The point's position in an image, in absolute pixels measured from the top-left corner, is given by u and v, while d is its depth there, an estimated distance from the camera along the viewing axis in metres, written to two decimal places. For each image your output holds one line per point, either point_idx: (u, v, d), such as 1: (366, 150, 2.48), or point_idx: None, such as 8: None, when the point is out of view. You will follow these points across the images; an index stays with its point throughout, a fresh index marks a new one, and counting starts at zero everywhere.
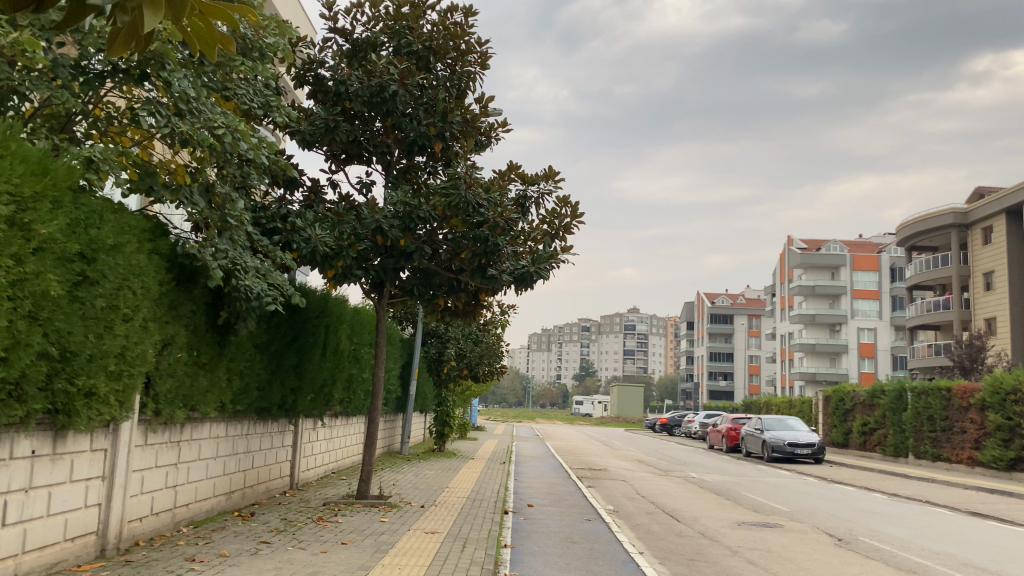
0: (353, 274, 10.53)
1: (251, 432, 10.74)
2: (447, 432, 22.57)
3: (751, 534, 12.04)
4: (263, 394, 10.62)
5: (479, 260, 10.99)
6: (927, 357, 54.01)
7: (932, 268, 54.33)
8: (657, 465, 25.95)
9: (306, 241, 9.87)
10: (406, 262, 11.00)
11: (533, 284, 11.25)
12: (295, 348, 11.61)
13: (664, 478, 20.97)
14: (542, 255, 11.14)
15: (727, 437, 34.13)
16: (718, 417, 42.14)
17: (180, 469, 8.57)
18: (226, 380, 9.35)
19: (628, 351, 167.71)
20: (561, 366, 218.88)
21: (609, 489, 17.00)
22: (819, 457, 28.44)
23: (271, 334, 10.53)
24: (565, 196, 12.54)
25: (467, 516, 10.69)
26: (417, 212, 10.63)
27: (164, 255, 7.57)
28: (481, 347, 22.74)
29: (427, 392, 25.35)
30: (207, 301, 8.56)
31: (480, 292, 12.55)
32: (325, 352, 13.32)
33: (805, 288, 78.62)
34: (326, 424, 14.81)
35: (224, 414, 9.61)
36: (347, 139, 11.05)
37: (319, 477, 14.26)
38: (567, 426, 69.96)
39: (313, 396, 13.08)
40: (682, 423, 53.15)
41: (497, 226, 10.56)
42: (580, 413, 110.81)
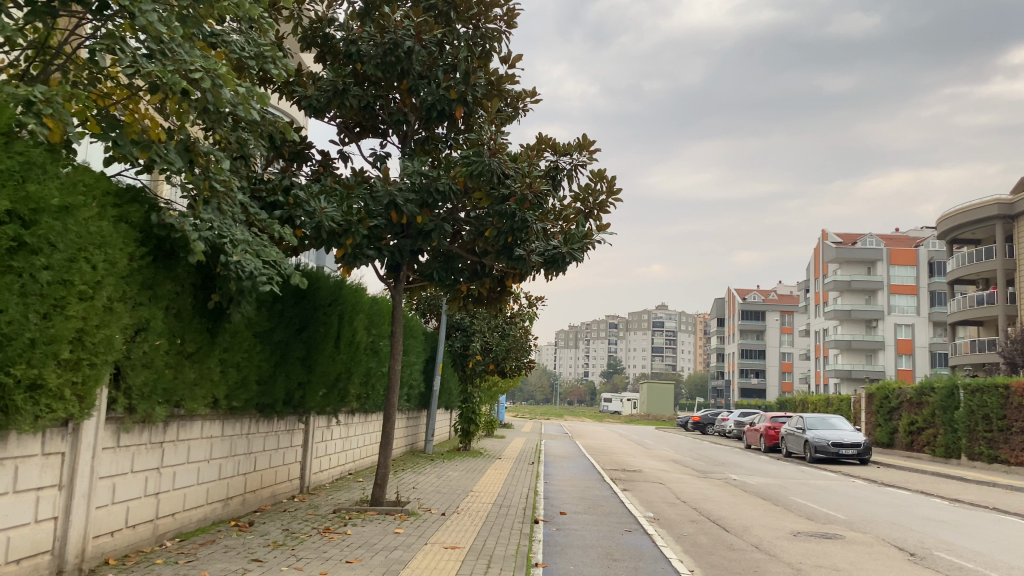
0: (365, 255, 9.37)
1: (253, 431, 9.64)
2: (473, 430, 21.48)
3: (811, 547, 10.72)
4: (265, 390, 9.51)
5: (505, 238, 9.74)
6: (971, 354, 51.95)
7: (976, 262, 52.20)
8: (693, 466, 24.64)
9: (311, 216, 8.71)
10: (425, 241, 9.83)
11: (565, 266, 10.02)
12: (303, 338, 10.50)
13: (704, 481, 19.64)
14: (576, 235, 9.91)
15: (765, 436, 32.67)
16: (754, 416, 40.62)
17: (163, 475, 7.47)
18: (219, 372, 8.23)
19: (657, 348, 165.79)
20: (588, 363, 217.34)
21: (646, 494, 15.75)
22: (865, 458, 26.92)
23: (274, 322, 9.41)
24: (601, 170, 11.22)
25: (492, 527, 9.50)
26: (436, 184, 9.48)
27: (138, 225, 6.47)
28: (508, 341, 21.61)
29: (452, 388, 24.29)
30: (194, 282, 7.45)
31: (507, 276, 11.33)
32: (339, 343, 12.22)
33: (840, 283, 76.53)
34: (342, 421, 13.72)
35: (219, 411, 8.51)
36: (358, 105, 9.85)
37: (333, 479, 13.15)
38: (596, 424, 68.59)
39: (326, 391, 11.99)
40: (715, 422, 51.66)
41: (525, 200, 9.31)
42: (608, 411, 109.30)
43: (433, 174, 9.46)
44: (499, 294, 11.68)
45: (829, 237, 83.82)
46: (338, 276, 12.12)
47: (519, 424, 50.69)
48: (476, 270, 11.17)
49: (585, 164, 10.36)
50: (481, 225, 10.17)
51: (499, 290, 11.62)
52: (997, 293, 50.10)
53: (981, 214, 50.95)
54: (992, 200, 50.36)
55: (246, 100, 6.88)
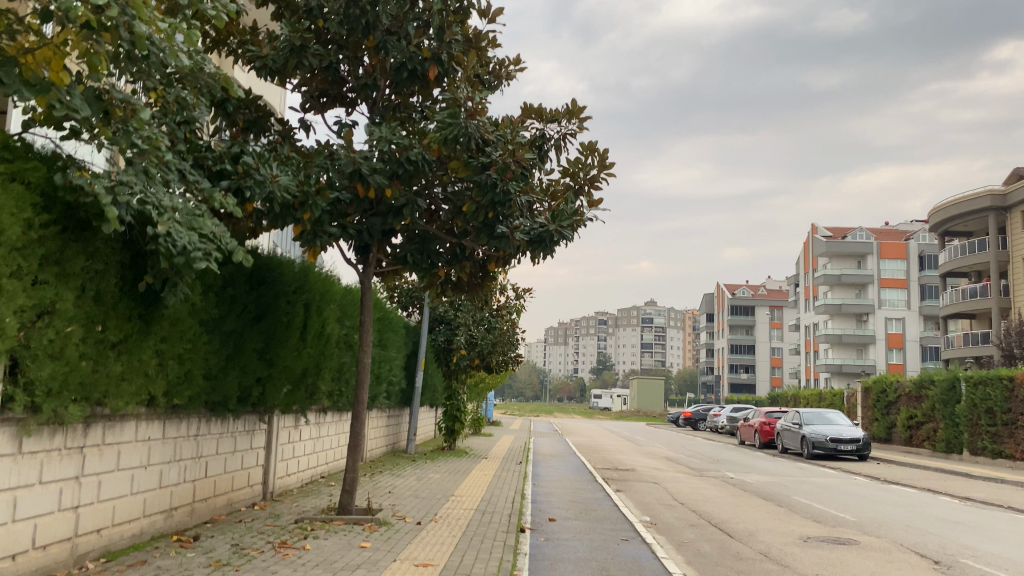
0: (326, 232, 8.33)
1: (203, 433, 8.55)
2: (458, 428, 20.42)
3: (825, 555, 9.72)
4: (215, 386, 8.43)
5: (486, 215, 8.60)
6: (964, 348, 51.28)
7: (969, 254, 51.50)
8: (688, 464, 23.68)
9: (262, 186, 7.63)
10: (395, 219, 8.78)
11: (554, 246, 8.99)
12: (260, 329, 9.43)
13: (701, 480, 18.69)
14: (566, 211, 8.90)
15: (760, 432, 31.76)
16: (747, 411, 39.75)
17: (85, 485, 6.39)
18: (156, 365, 7.16)
19: (646, 344, 165.20)
20: (578, 359, 216.61)
21: (641, 495, 14.75)
22: (864, 454, 26.03)
23: (223, 309, 8.33)
24: (593, 142, 10.18)
25: (473, 538, 8.45)
26: (408, 153, 8.44)
27: (39, 187, 5.39)
28: (494, 335, 20.59)
29: (436, 385, 23.23)
30: (119, 259, 6.38)
31: (490, 260, 10.29)
32: (305, 336, 11.13)
33: (830, 277, 75.85)
34: (312, 420, 12.64)
35: (158, 410, 7.43)
36: (319, 66, 8.81)
37: (302, 484, 12.08)
38: (586, 421, 67.59)
39: (291, 387, 10.91)
40: (707, 418, 50.79)
41: (508, 170, 8.17)
42: (598, 407, 108.47)
43: (405, 141, 8.40)
44: (480, 280, 10.63)
45: (819, 230, 83.22)
46: (304, 261, 11.04)
47: (508, 422, 49.71)
48: (455, 253, 10.14)
49: (575, 134, 9.27)
50: (459, 201, 9.14)
51: (481, 276, 10.57)
52: (990, 286, 49.43)
53: (974, 205, 50.15)
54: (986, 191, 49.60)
55: (174, 40, 5.86)
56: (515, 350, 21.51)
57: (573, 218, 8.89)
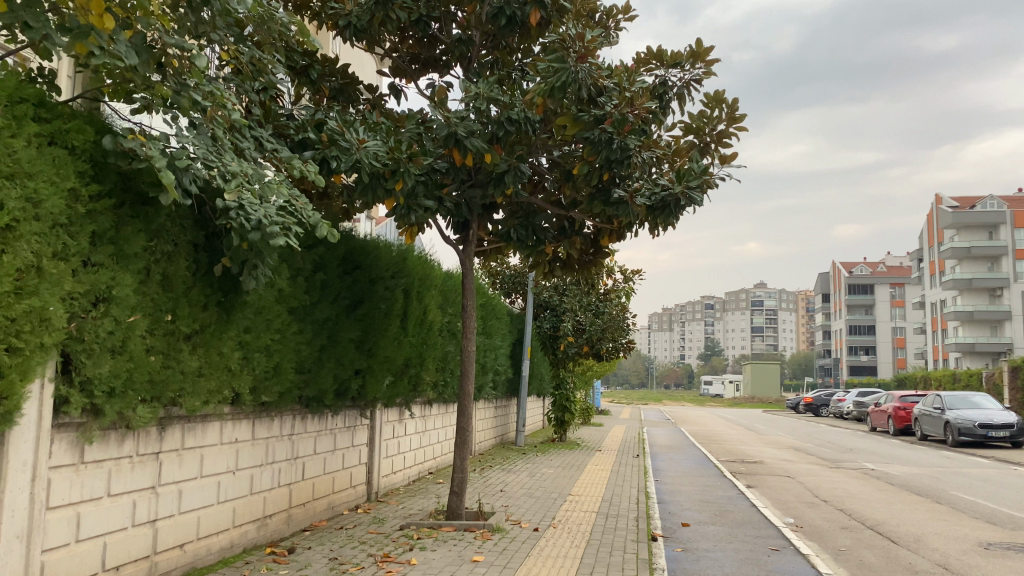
0: (421, 206, 7.31)
1: (298, 432, 7.79)
2: (568, 419, 19.39)
3: (1017, 567, 8.13)
4: (308, 381, 7.63)
5: (600, 177, 7.35)
6: None
7: None
8: (819, 454, 21.88)
9: (348, 153, 6.72)
10: (497, 189, 7.71)
11: (679, 213, 7.78)
12: (357, 316, 8.60)
13: (839, 473, 17.00)
14: (692, 170, 7.58)
15: (895, 418, 29.37)
16: (877, 395, 37.08)
17: (164, 495, 5.64)
18: (240, 359, 6.37)
19: (757, 328, 159.94)
20: (685, 345, 212.31)
21: (776, 492, 13.34)
22: (1019, 441, 23.50)
23: (314, 295, 7.51)
24: (717, 93, 8.92)
25: (599, 549, 7.34)
26: (511, 112, 7.39)
27: (86, 153, 4.61)
28: (603, 319, 19.37)
29: (544, 374, 22.26)
30: (190, 239, 5.61)
31: (603, 233, 9.16)
32: (406, 323, 10.28)
33: (959, 250, 70.76)
34: (417, 413, 11.80)
35: (246, 409, 6.67)
36: (407, 20, 7.92)
37: (408, 482, 11.30)
38: (697, 408, 65.55)
39: (393, 378, 10.09)
40: (830, 403, 48.02)
41: (624, 122, 6.96)
42: (708, 394, 105.56)
43: (506, 98, 7.36)
44: (593, 258, 9.43)
45: (944, 201, 77.82)
46: (401, 244, 10.20)
47: (618, 411, 48.39)
48: (563, 228, 9.03)
49: (699, 81, 8.03)
50: (568, 165, 7.98)
51: (593, 252, 9.38)
52: None
53: None
54: None
55: None
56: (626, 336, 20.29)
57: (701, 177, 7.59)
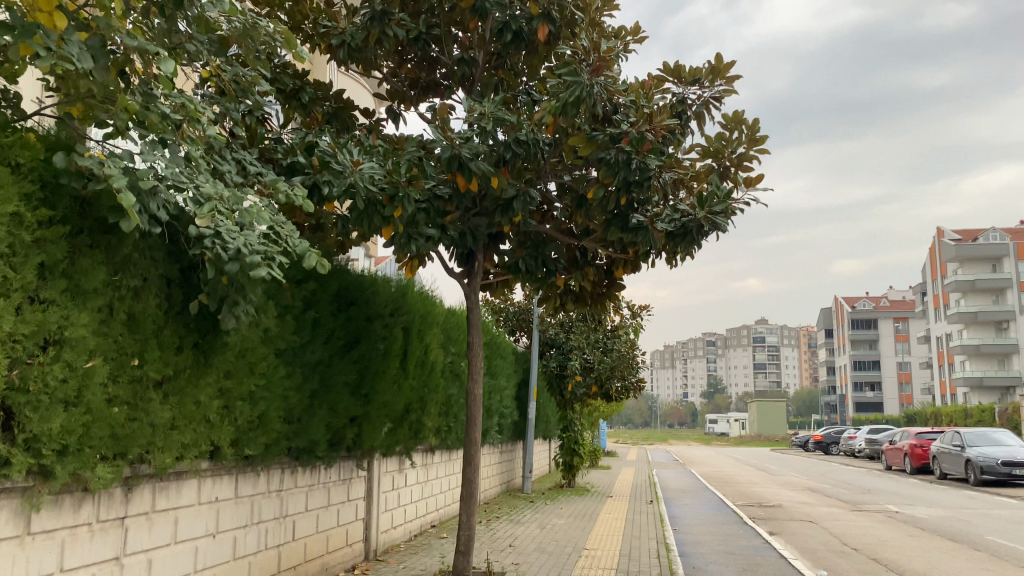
0: (422, 235, 6.68)
1: (287, 488, 7.07)
2: (577, 463, 18.58)
3: None
4: (299, 430, 6.93)
5: (616, 200, 6.73)
6: None
7: None
8: (837, 495, 21.03)
9: (342, 177, 6.02)
10: (504, 217, 7.12)
11: (702, 239, 7.21)
12: (352, 358, 7.94)
13: (863, 517, 16.19)
14: (716, 195, 7.00)
15: (912, 456, 28.48)
16: (890, 433, 36.21)
17: (130, 567, 4.93)
18: (220, 408, 5.70)
19: (760, 365, 158.85)
20: (688, 383, 210.80)
21: (802, 540, 12.55)
22: None
23: (304, 335, 6.84)
24: (738, 113, 8.37)
25: None
26: (519, 133, 6.82)
27: (34, 172, 4.01)
28: (611, 357, 18.73)
29: (551, 416, 21.47)
30: (162, 273, 5.00)
31: (617, 264, 8.54)
32: (405, 365, 9.61)
33: (963, 283, 70.18)
34: (419, 461, 11.05)
35: (228, 464, 5.97)
36: (405, 39, 7.40)
37: (410, 536, 10.53)
38: (704, 447, 64.39)
39: (392, 425, 9.38)
40: (840, 441, 47.05)
41: (644, 140, 6.36)
42: (713, 432, 104.15)
43: (513, 118, 6.80)
44: (607, 291, 8.78)
45: (947, 234, 77.48)
46: (401, 280, 9.59)
47: (624, 452, 47.39)
48: (575, 259, 8.44)
49: (719, 99, 7.47)
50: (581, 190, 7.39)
51: (607, 284, 8.75)
52: None
53: None
54: None
55: None
56: (636, 374, 19.61)
57: (727, 202, 7.01)
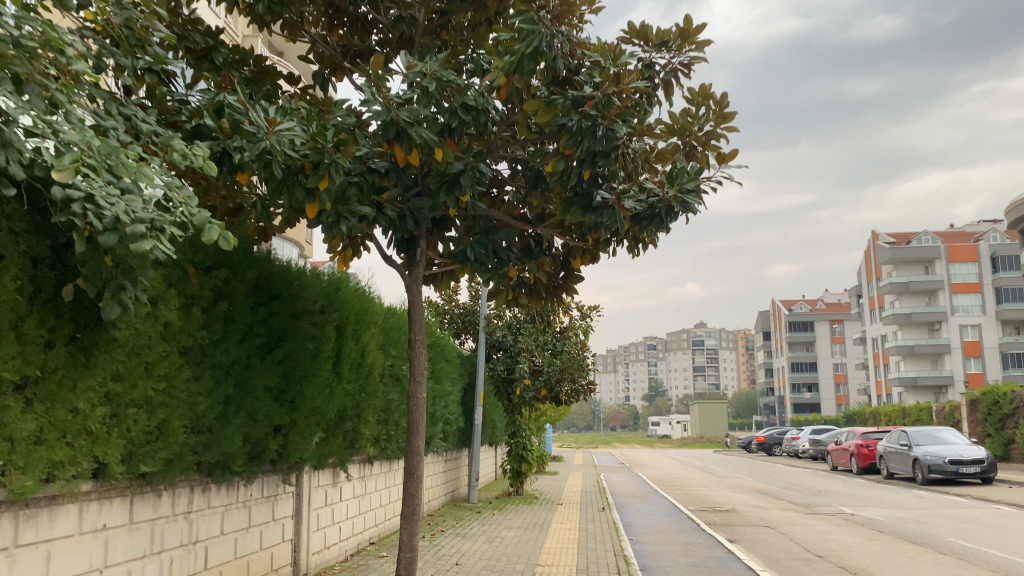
0: (354, 214, 5.77)
1: (198, 509, 6.07)
2: (525, 470, 17.80)
3: None
4: (210, 443, 5.93)
5: (578, 174, 5.91)
6: None
7: None
8: (789, 498, 20.67)
9: (255, 140, 5.06)
10: (449, 196, 6.25)
11: (672, 221, 6.48)
12: (275, 359, 6.96)
13: (819, 520, 15.77)
14: (686, 171, 6.22)
15: (858, 456, 28.42)
16: (834, 433, 36.32)
17: None
18: (106, 416, 4.70)
19: (700, 368, 160.76)
20: (631, 387, 212.33)
21: (764, 548, 11.97)
22: (988, 477, 22.69)
23: (216, 331, 5.86)
24: (705, 87, 7.62)
25: None
26: (466, 97, 5.98)
27: None
28: (561, 360, 17.83)
29: (498, 421, 20.68)
30: (23, 249, 4.01)
31: (574, 253, 7.76)
32: (339, 367, 8.66)
33: (898, 285, 71.64)
34: (355, 474, 10.08)
35: (120, 484, 4.96)
36: None
37: (345, 556, 9.57)
38: (648, 450, 64.34)
39: (324, 435, 8.41)
40: (783, 442, 47.27)
41: (610, 105, 5.54)
42: (656, 435, 104.60)
43: (459, 81, 5.94)
44: (564, 282, 7.94)
45: (881, 237, 79.15)
46: (334, 272, 8.67)
47: (569, 456, 46.78)
48: (529, 247, 7.64)
49: (687, 65, 6.71)
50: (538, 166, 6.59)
51: (564, 276, 7.92)
52: None
53: None
54: None
55: None
56: (588, 378, 18.60)
57: (699, 179, 6.24)
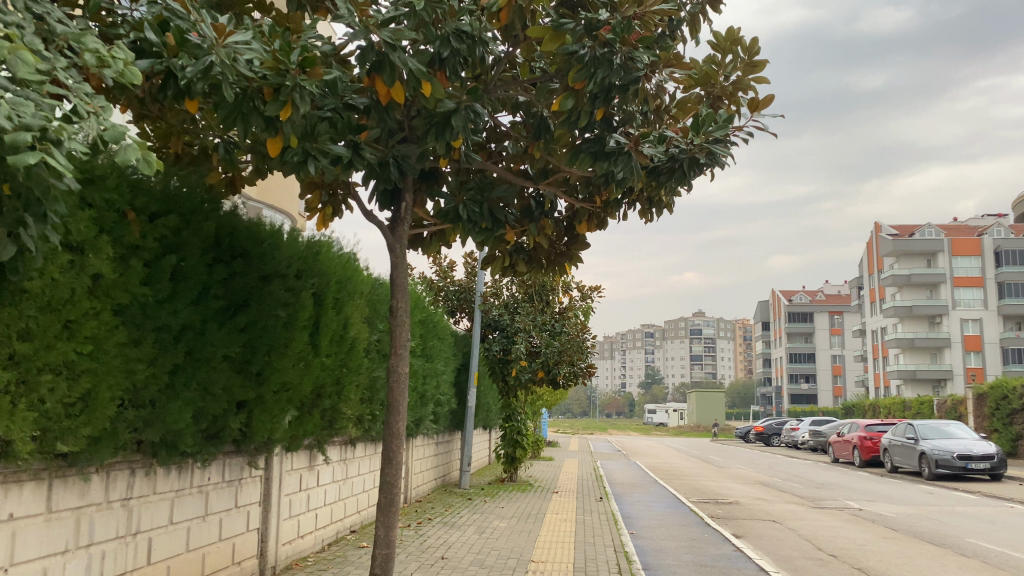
0: (326, 153, 4.91)
1: (139, 495, 5.24)
2: (520, 455, 17.11)
3: None
4: (150, 417, 5.09)
5: (589, 113, 5.05)
6: None
7: None
8: (792, 491, 19.91)
9: (201, 55, 4.20)
10: (440, 140, 5.42)
11: (695, 175, 5.69)
12: (238, 326, 6.10)
13: (828, 516, 15.00)
14: (713, 118, 5.42)
15: (861, 448, 27.69)
16: (835, 425, 35.63)
17: None
18: (9, 384, 3.87)
19: (697, 357, 160.29)
20: (627, 374, 212.01)
21: (773, 545, 11.20)
22: (997, 473, 21.94)
23: (162, 288, 5.02)
24: (730, 31, 6.71)
25: None
26: (459, 23, 5.13)
27: None
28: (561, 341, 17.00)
29: (492, 404, 19.91)
30: None
31: (580, 216, 6.91)
32: (317, 339, 7.80)
33: (900, 277, 70.81)
34: (335, 457, 9.27)
35: (29, 466, 4.14)
36: None
37: (321, 546, 8.77)
38: (641, 437, 63.85)
39: (297, 413, 7.57)
40: (780, 433, 46.63)
41: (630, 28, 4.67)
42: (650, 423, 104.05)
43: (451, 2, 5.07)
44: (567, 249, 7.12)
45: (884, 228, 78.27)
46: (312, 235, 7.82)
47: (563, 442, 46.07)
48: (529, 207, 6.80)
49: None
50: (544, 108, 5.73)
51: (568, 241, 7.09)
52: None
53: None
54: None
55: None
56: (587, 359, 17.55)
57: (728, 128, 5.42)
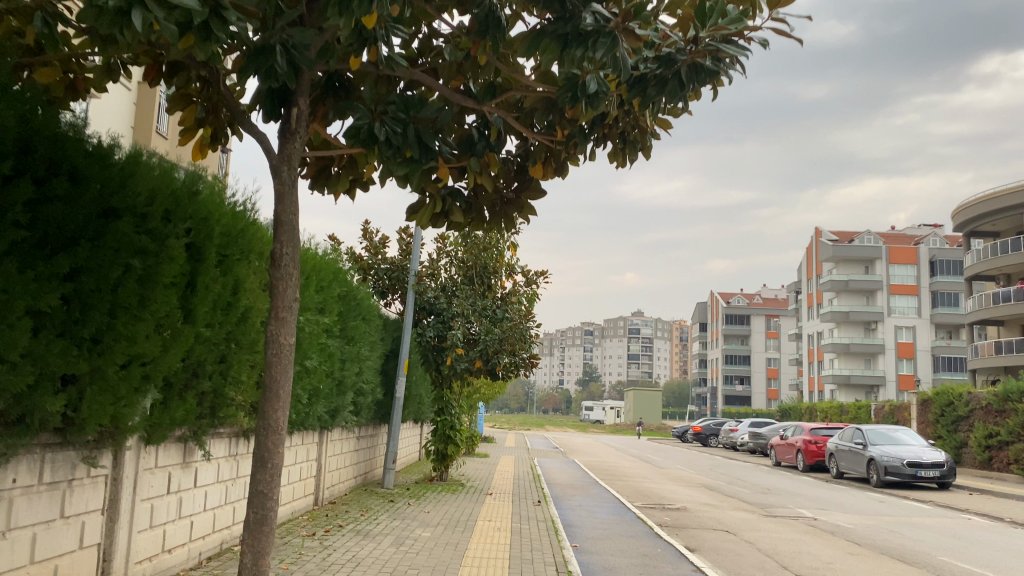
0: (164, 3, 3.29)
1: None
2: (451, 452, 15.57)
3: None
4: None
5: None
6: (988, 359, 45.91)
7: (992, 256, 46.53)
8: (739, 496, 18.78)
9: None
10: (346, 17, 3.86)
11: (692, 86, 4.22)
12: (61, 274, 4.48)
13: (784, 526, 13.81)
14: (724, 9, 3.92)
15: (805, 452, 26.90)
16: (777, 429, 34.96)
17: None
18: None
19: (634, 355, 160.75)
20: (564, 371, 212.00)
21: (733, 563, 9.87)
22: (946, 482, 21.23)
23: None
24: None
25: None
26: None
27: None
28: (503, 328, 15.47)
29: (424, 397, 18.34)
30: None
31: (534, 154, 5.43)
32: (191, 303, 6.13)
33: (838, 282, 71.29)
34: (220, 452, 7.59)
35: None
36: None
37: (196, 563, 7.08)
38: (576, 434, 62.67)
39: (160, 396, 5.90)
40: (718, 435, 46.01)
41: None
42: (589, 419, 103.03)
43: None
44: (517, 196, 5.57)
45: (824, 234, 78.89)
46: (190, 173, 6.18)
47: (499, 437, 44.60)
48: (469, 138, 5.30)
49: None
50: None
51: (517, 186, 5.54)
52: (1016, 291, 44.46)
53: (1004, 204, 44.78)
54: (1010, 188, 44.55)
55: None
56: (531, 350, 16.04)
57: (744, 22, 3.92)
